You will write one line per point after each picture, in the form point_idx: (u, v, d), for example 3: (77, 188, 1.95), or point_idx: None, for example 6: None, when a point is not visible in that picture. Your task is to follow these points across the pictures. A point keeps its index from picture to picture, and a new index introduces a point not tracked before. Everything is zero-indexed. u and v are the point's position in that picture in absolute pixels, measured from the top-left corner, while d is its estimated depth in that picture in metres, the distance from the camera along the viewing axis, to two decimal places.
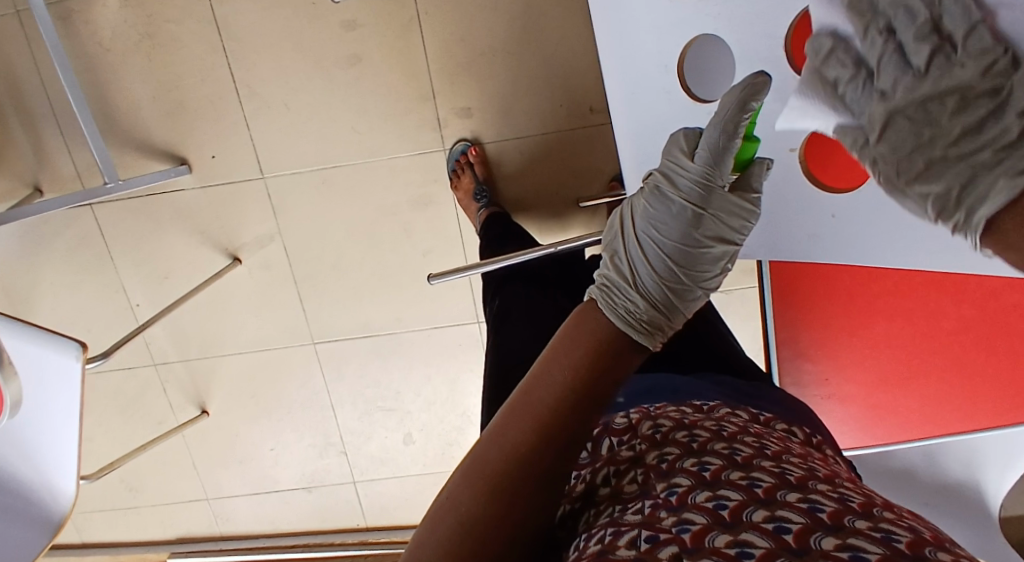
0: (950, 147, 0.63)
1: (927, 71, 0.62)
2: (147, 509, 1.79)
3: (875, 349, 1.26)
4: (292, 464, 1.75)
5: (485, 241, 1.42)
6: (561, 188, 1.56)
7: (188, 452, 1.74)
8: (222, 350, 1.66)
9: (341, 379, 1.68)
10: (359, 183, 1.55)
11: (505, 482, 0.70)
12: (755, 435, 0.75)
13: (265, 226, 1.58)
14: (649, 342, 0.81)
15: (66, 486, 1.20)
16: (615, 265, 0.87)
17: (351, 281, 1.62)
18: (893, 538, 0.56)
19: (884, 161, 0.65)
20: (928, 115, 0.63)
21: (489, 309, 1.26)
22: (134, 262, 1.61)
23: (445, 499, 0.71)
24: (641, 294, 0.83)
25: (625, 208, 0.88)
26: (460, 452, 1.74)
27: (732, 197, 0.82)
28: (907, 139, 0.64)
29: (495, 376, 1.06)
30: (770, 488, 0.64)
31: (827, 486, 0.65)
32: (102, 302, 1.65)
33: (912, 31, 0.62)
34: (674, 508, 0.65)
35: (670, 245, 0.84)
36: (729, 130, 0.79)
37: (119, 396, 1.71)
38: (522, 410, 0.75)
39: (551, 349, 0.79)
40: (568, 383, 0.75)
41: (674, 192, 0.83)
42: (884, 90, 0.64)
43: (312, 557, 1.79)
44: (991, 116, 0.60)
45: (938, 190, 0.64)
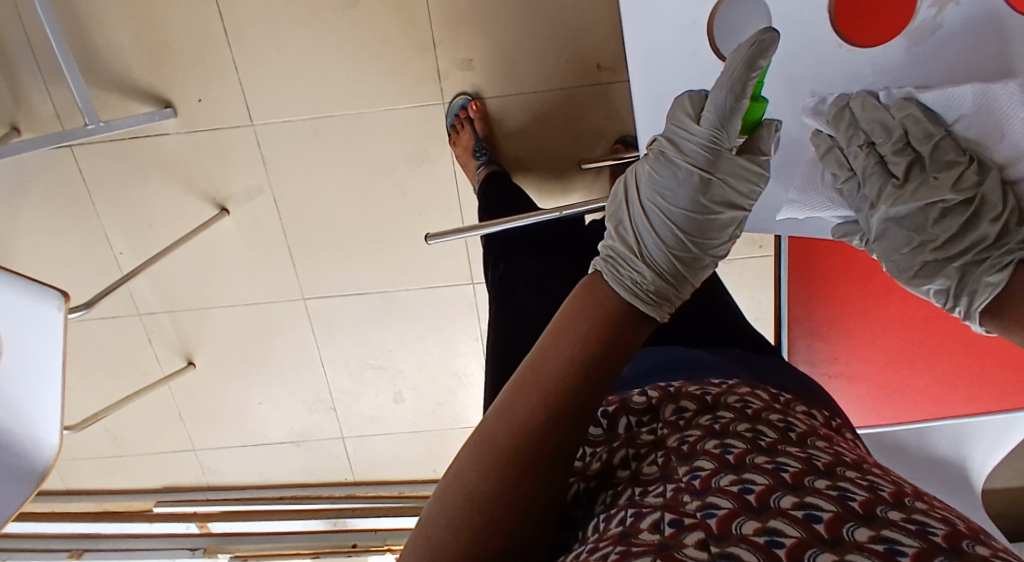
0: (939, 249, 0.76)
1: (906, 181, 0.77)
2: (133, 459, 1.78)
3: (886, 329, 1.25)
4: (280, 419, 1.73)
5: (485, 201, 1.38)
6: (563, 149, 1.51)
7: (174, 404, 1.71)
8: (210, 302, 1.62)
9: (332, 336, 1.65)
10: (354, 136, 1.49)
11: (516, 458, 0.70)
12: (779, 415, 0.75)
13: (255, 176, 1.53)
14: (656, 314, 0.77)
15: (50, 439, 1.17)
16: (620, 235, 0.85)
17: (344, 237, 1.57)
18: (928, 530, 0.56)
19: (890, 259, 0.79)
20: (914, 218, 0.77)
21: (491, 275, 1.22)
22: (117, 209, 1.56)
23: (454, 475, 0.71)
24: (648, 263, 0.80)
25: (629, 176, 0.87)
26: (452, 413, 1.73)
27: (740, 161, 0.82)
28: (902, 241, 0.78)
29: (495, 345, 1.03)
30: (797, 473, 0.64)
31: (855, 473, 0.65)
32: (84, 250, 1.59)
33: (889, 146, 0.77)
34: (698, 492, 0.65)
35: (677, 212, 0.82)
36: (737, 88, 0.78)
37: (103, 347, 1.67)
38: (529, 385, 0.72)
39: (559, 321, 0.75)
40: (576, 357, 0.72)
41: (681, 156, 0.82)
42: (875, 197, 0.79)
43: (300, 509, 1.79)
44: (969, 220, 0.74)
45: (937, 284, 0.77)
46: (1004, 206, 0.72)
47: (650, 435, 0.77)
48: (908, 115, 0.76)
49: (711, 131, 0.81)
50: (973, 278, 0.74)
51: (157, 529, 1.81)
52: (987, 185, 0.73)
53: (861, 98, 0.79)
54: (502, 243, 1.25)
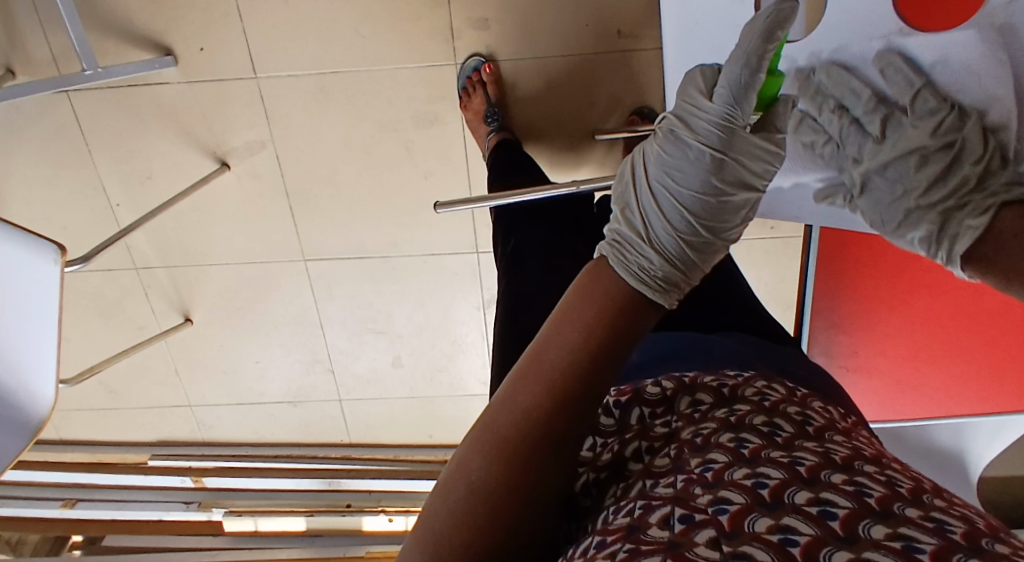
0: (921, 196, 0.79)
1: (884, 136, 0.80)
2: (128, 412, 1.77)
3: (910, 325, 1.23)
4: (277, 378, 1.72)
5: (495, 167, 1.34)
6: (577, 119, 1.46)
7: (170, 359, 1.70)
8: (208, 259, 1.59)
9: (331, 298, 1.63)
10: (361, 95, 1.44)
11: (520, 449, 0.68)
12: (798, 408, 0.73)
13: (257, 131, 1.48)
14: (664, 301, 0.75)
15: (46, 392, 1.12)
16: (627, 219, 0.84)
17: (347, 198, 1.53)
18: (946, 528, 0.55)
19: (876, 212, 0.83)
20: (898, 171, 0.80)
21: (500, 249, 1.19)
22: (115, 160, 1.51)
23: (455, 463, 0.70)
24: (657, 248, 0.79)
25: (637, 155, 0.86)
26: (449, 380, 1.72)
27: (754, 139, 0.81)
28: (887, 195, 0.81)
29: (501, 324, 1.01)
30: (813, 467, 0.63)
31: (874, 468, 0.63)
32: (80, 199, 1.55)
33: (862, 107, 0.81)
34: (710, 485, 0.63)
35: (687, 196, 0.81)
36: (753, 62, 0.79)
37: (99, 299, 1.64)
38: (532, 375, 0.70)
39: (565, 307, 0.73)
40: (582, 347, 0.70)
41: (692, 136, 0.82)
42: (856, 156, 0.82)
43: (295, 468, 1.79)
44: (950, 166, 0.77)
45: (921, 231, 0.79)
46: (982, 152, 0.76)
47: (664, 427, 0.75)
48: (888, 70, 0.80)
49: (725, 108, 0.80)
50: (954, 223, 0.76)
51: (150, 482, 1.81)
52: (966, 131, 0.76)
53: (828, 68, 0.84)
54: (512, 215, 1.22)
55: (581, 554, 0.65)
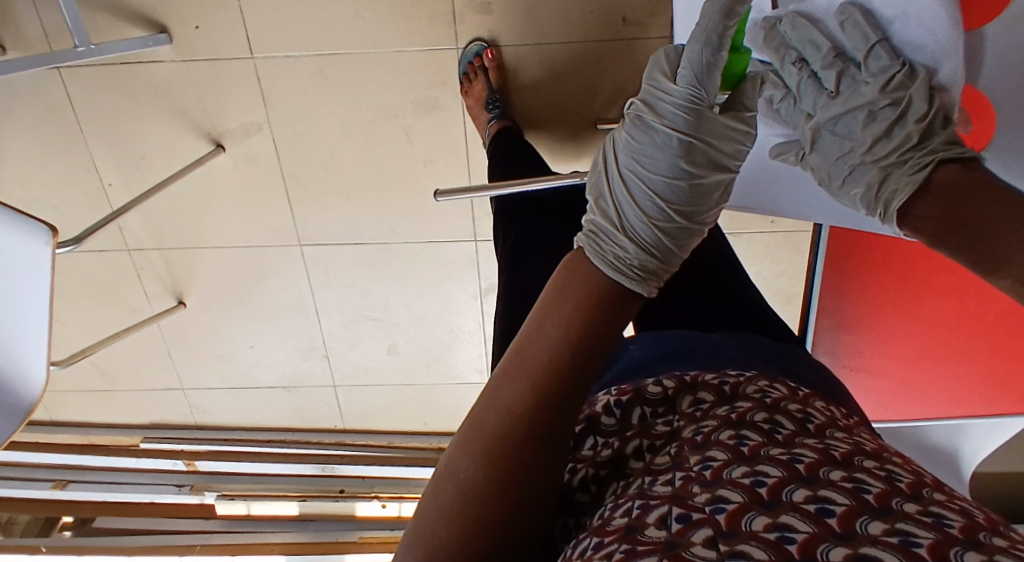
0: (866, 153, 0.84)
1: (837, 90, 0.87)
2: (121, 394, 1.75)
3: (915, 325, 1.25)
4: (272, 363, 1.71)
5: (497, 155, 1.32)
6: (579, 108, 1.44)
7: (164, 342, 1.68)
8: (203, 242, 1.57)
9: (328, 284, 1.61)
10: (360, 78, 1.41)
11: (507, 447, 0.67)
12: (799, 405, 0.72)
13: (253, 113, 1.45)
14: (642, 290, 0.73)
15: (35, 375, 1.11)
16: (601, 208, 0.82)
17: (344, 184, 1.51)
18: (944, 522, 0.54)
19: (824, 168, 0.88)
20: (847, 126, 0.86)
21: (500, 241, 1.18)
22: (107, 139, 1.48)
23: (446, 461, 0.70)
24: (632, 237, 0.77)
25: (609, 145, 0.85)
26: (445, 369, 1.71)
27: (722, 119, 0.82)
28: (836, 149, 0.87)
29: (501, 318, 0.99)
30: (812, 464, 0.62)
31: (874, 463, 0.63)
32: (72, 179, 1.52)
33: (821, 62, 0.88)
34: (708, 483, 0.62)
35: (659, 182, 0.79)
36: (715, 41, 0.81)
37: (92, 281, 1.62)
38: (516, 371, 0.70)
39: (543, 303, 0.71)
40: (562, 339, 0.69)
41: (660, 121, 0.82)
42: (811, 112, 0.89)
43: (288, 453, 1.78)
44: (895, 123, 0.83)
45: (862, 187, 0.84)
46: (926, 109, 0.82)
47: (665, 426, 0.74)
48: (847, 25, 0.87)
49: (690, 90, 0.82)
50: (893, 179, 0.80)
51: (143, 464, 1.79)
52: (914, 87, 0.83)
53: (793, 20, 0.90)
54: (515, 206, 1.20)
55: (579, 555, 0.64)
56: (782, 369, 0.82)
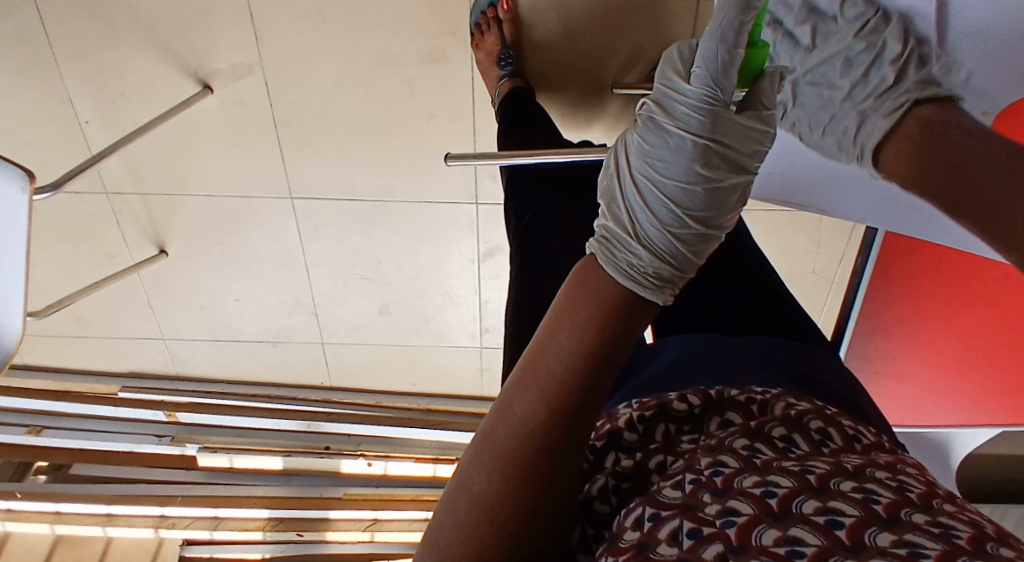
0: (845, 98, 0.86)
1: (814, 45, 0.88)
2: (97, 341, 1.68)
3: (954, 333, 1.18)
4: (257, 317, 1.65)
5: (506, 117, 1.24)
6: (596, 71, 1.35)
7: (143, 291, 1.61)
8: (186, 189, 1.48)
9: (318, 239, 1.54)
10: (360, 22, 1.31)
11: (520, 459, 0.60)
12: (822, 421, 0.66)
13: (243, 53, 1.34)
14: (656, 299, 0.66)
15: (12, 325, 1.03)
16: (612, 214, 0.74)
17: (340, 134, 1.41)
18: (952, 534, 0.50)
19: (808, 119, 0.91)
20: (824, 76, 0.88)
21: (511, 221, 1.11)
22: (83, 71, 1.36)
23: (458, 477, 0.63)
24: (643, 245, 0.69)
25: (618, 148, 0.76)
26: (436, 331, 1.66)
27: (743, 117, 0.70)
28: (817, 99, 0.89)
29: (512, 311, 0.94)
30: (823, 474, 0.57)
31: (885, 473, 0.58)
32: (43, 114, 1.40)
33: (795, 17, 0.89)
34: (719, 493, 0.58)
35: (670, 187, 0.70)
36: (730, 37, 0.71)
37: (66, 222, 1.52)
38: (527, 382, 0.63)
39: (554, 312, 0.65)
40: (576, 351, 0.62)
41: (672, 124, 0.71)
42: (791, 65, 0.91)
43: (272, 409, 1.75)
44: (871, 66, 0.84)
45: (842, 131, 0.87)
46: (901, 50, 0.82)
47: (692, 444, 0.68)
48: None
49: (705, 88, 0.71)
50: (870, 122, 0.82)
51: (120, 413, 1.75)
52: (887, 32, 0.83)
53: None
54: (525, 180, 1.14)
55: None
56: (809, 384, 0.75)
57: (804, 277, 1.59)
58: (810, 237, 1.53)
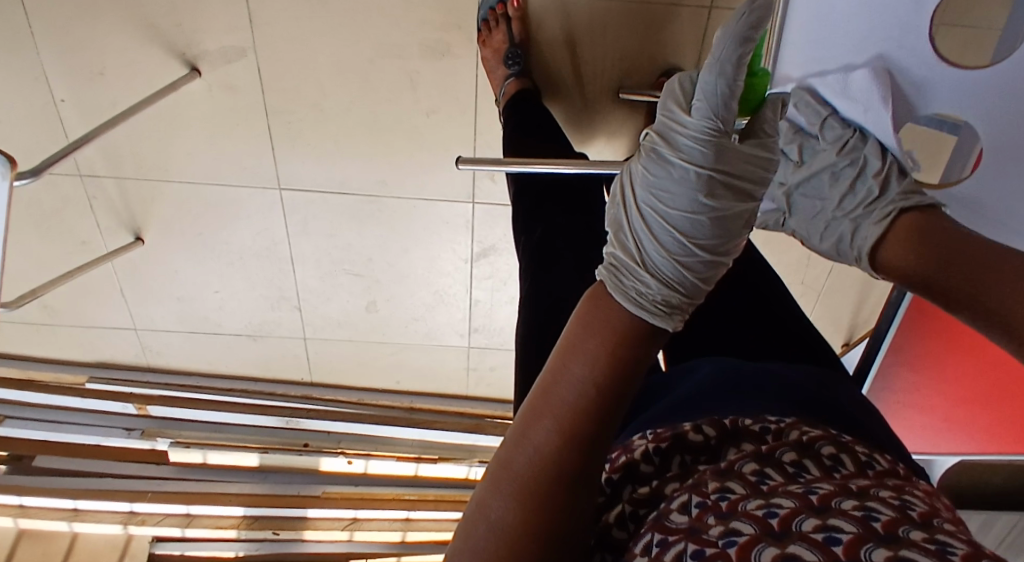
0: (837, 209, 0.88)
1: (801, 160, 0.94)
2: (63, 330, 1.60)
3: (974, 369, 1.25)
4: (237, 310, 1.59)
5: (511, 124, 1.20)
6: (602, 75, 1.32)
7: (116, 280, 1.53)
8: (166, 176, 1.40)
9: (306, 233, 1.48)
10: (362, 10, 1.25)
11: (535, 488, 0.54)
12: (834, 447, 0.58)
13: (236, 36, 1.27)
14: (667, 324, 0.61)
15: None
16: (620, 242, 0.69)
17: (336, 126, 1.36)
18: (947, 550, 0.45)
19: (803, 226, 0.93)
20: (816, 187, 0.92)
21: (519, 237, 1.07)
22: (59, 45, 1.27)
23: (471, 510, 0.56)
24: (652, 273, 0.65)
25: (623, 177, 0.72)
26: (425, 329, 1.63)
27: (744, 147, 0.69)
28: (810, 208, 0.92)
29: (522, 332, 0.90)
30: (826, 495, 0.52)
31: (889, 493, 0.53)
32: (13, 91, 1.31)
33: (777, 138, 0.97)
34: (724, 515, 0.52)
35: (678, 215, 0.66)
36: (730, 71, 0.70)
37: (35, 205, 1.44)
38: (539, 409, 0.57)
39: (563, 341, 0.60)
40: (590, 381, 0.56)
41: (675, 154, 0.68)
42: (785, 180, 0.95)
43: (249, 404, 1.69)
44: (858, 178, 0.88)
45: (839, 237, 0.87)
46: (883, 164, 0.87)
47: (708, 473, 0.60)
48: (800, 105, 0.94)
49: (706, 121, 0.69)
50: (863, 230, 0.83)
51: (87, 404, 1.68)
52: (868, 148, 0.89)
53: None
54: (532, 190, 1.10)
55: None
56: (832, 414, 0.67)
57: (794, 288, 1.60)
58: (803, 250, 1.54)
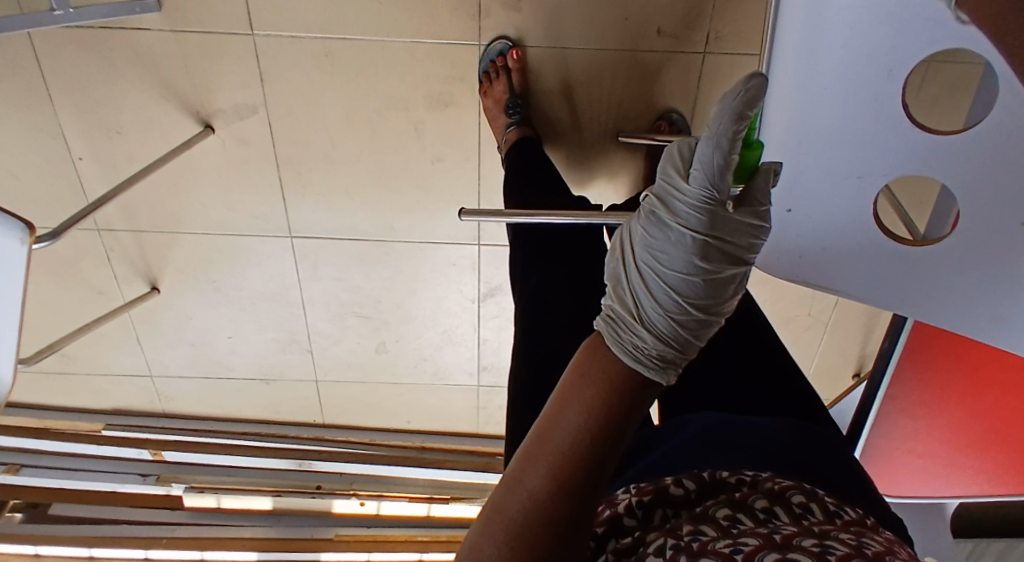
0: None
1: None
2: (79, 377, 1.65)
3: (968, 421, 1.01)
4: (248, 354, 1.62)
5: (513, 173, 1.24)
6: (602, 120, 1.36)
7: (131, 328, 1.57)
8: (181, 227, 1.45)
9: (316, 278, 1.52)
10: (369, 66, 1.30)
11: (527, 535, 0.56)
12: (804, 496, 0.60)
13: (247, 93, 1.32)
14: (661, 379, 0.64)
15: None
16: (618, 295, 0.72)
17: (344, 175, 1.40)
18: None
19: None
20: None
21: (517, 284, 1.10)
22: (78, 107, 1.33)
23: (466, 551, 0.58)
24: (648, 328, 0.67)
25: (624, 231, 0.75)
26: (433, 369, 1.65)
27: (739, 215, 0.69)
28: None
29: (515, 380, 0.92)
30: (789, 535, 0.53)
31: (848, 535, 0.54)
32: (33, 151, 1.36)
33: None
34: (693, 554, 0.53)
35: (673, 275, 0.69)
36: (724, 144, 0.66)
37: (52, 258, 1.48)
38: (536, 455, 0.59)
39: (561, 388, 0.62)
40: (586, 429, 0.59)
41: (672, 218, 0.70)
42: None
43: (264, 446, 1.72)
44: None
45: None
46: None
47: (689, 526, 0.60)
48: None
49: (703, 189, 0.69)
50: None
51: (104, 451, 1.70)
52: None
53: None
54: (530, 239, 1.13)
55: None
56: (821, 466, 0.68)
57: (801, 320, 1.62)
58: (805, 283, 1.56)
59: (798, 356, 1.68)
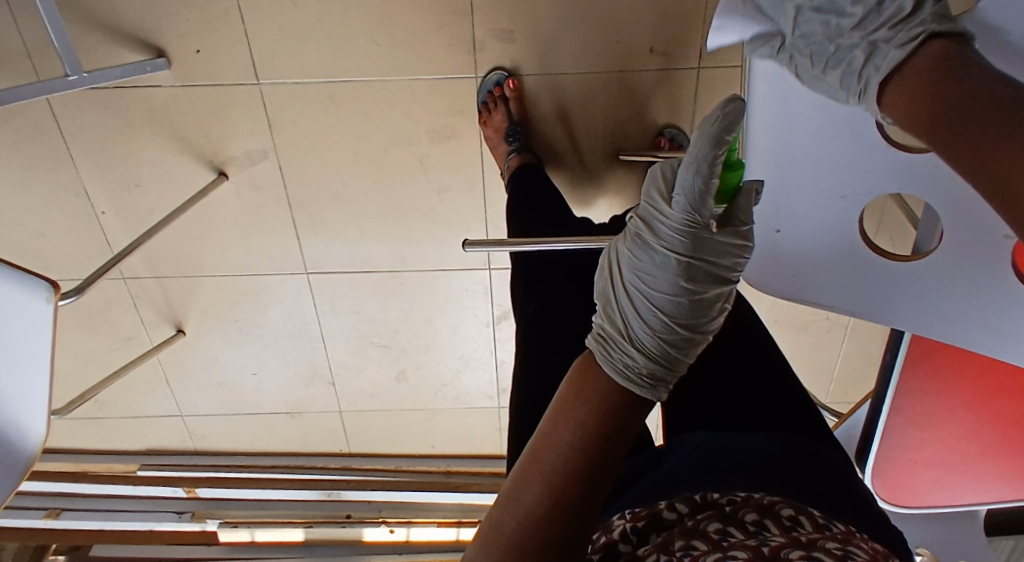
0: None
1: None
2: (113, 420, 1.71)
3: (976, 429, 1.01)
4: (273, 389, 1.66)
5: (516, 198, 1.26)
6: (602, 140, 1.38)
7: (160, 370, 1.63)
8: (201, 271, 1.50)
9: (334, 312, 1.56)
10: (372, 104, 1.34)
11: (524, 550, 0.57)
12: (792, 508, 0.61)
13: (257, 139, 1.37)
14: (651, 396, 0.66)
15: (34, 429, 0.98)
16: (607, 314, 0.74)
17: (355, 211, 1.44)
18: None
19: None
20: None
21: (518, 310, 1.12)
22: (98, 164, 1.39)
23: None
24: (637, 346, 0.69)
25: (612, 251, 0.77)
26: (453, 394, 1.67)
27: (720, 235, 0.71)
28: None
29: (518, 405, 0.94)
30: (776, 547, 0.55)
31: (835, 545, 0.56)
32: (58, 209, 1.43)
33: None
34: None
35: (660, 296, 0.71)
36: (704, 169, 0.69)
37: (81, 308, 1.55)
38: (532, 473, 0.60)
39: (555, 406, 0.64)
40: (579, 445, 0.60)
41: (658, 240, 0.72)
42: None
43: (295, 478, 1.75)
44: None
45: None
46: None
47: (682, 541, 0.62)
48: None
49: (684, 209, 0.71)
50: None
51: (140, 491, 1.76)
52: None
53: None
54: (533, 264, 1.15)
55: None
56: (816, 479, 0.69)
57: (817, 325, 1.61)
58: None
59: (818, 361, 1.67)
